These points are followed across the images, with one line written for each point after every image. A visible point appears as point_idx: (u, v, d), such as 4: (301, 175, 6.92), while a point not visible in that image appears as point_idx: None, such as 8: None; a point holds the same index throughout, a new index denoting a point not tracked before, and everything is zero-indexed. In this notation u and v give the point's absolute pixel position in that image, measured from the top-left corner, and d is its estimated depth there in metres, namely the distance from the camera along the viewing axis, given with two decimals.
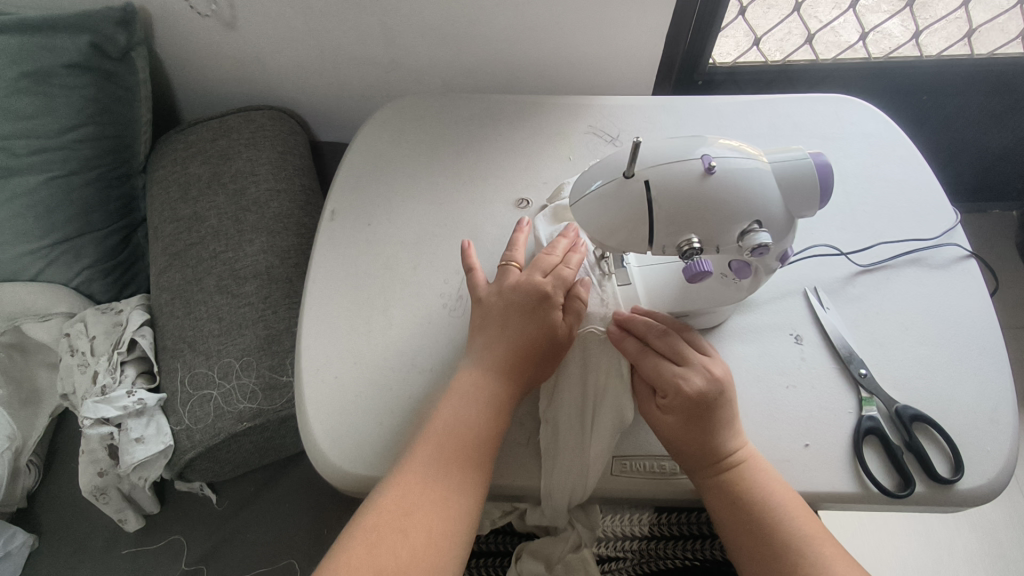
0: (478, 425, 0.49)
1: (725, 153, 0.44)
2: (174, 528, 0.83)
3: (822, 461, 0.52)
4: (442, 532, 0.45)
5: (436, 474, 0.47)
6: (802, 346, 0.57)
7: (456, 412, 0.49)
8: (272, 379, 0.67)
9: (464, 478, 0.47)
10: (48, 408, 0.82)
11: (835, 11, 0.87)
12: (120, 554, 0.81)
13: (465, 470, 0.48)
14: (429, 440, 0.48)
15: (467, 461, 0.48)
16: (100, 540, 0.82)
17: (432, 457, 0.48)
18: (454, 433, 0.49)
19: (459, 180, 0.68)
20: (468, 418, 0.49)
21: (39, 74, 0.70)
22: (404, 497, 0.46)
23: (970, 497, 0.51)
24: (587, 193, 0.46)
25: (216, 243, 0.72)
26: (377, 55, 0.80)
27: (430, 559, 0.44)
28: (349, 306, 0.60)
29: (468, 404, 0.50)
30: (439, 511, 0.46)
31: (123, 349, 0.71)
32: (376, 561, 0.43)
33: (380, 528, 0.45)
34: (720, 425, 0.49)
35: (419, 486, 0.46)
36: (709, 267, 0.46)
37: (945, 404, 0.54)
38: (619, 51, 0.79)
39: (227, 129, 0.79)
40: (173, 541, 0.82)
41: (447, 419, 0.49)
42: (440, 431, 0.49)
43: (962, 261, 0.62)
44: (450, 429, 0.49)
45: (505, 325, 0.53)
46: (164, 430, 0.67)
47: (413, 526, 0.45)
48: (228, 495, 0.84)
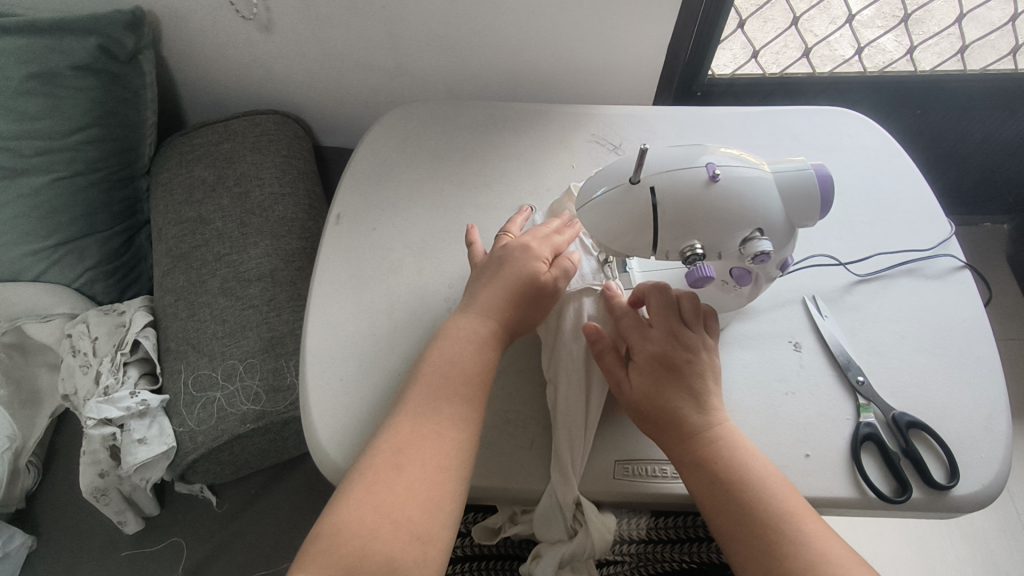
0: (468, 365, 0.50)
1: (728, 161, 0.45)
2: (174, 531, 0.82)
3: (822, 467, 0.53)
4: (443, 469, 0.45)
5: (428, 410, 0.48)
6: (801, 354, 0.58)
7: (451, 355, 0.50)
8: (275, 381, 0.67)
9: (453, 413, 0.48)
10: (47, 408, 0.81)
11: (831, 26, 0.88)
12: (120, 556, 0.81)
13: (458, 403, 0.48)
14: (425, 384, 0.49)
15: (463, 398, 0.48)
16: (99, 541, 0.81)
17: (430, 396, 0.48)
18: (448, 372, 0.49)
19: (463, 185, 0.69)
20: (467, 358, 0.50)
21: (47, 75, 0.70)
22: (400, 442, 0.46)
23: (967, 503, 0.51)
24: (593, 197, 0.46)
25: (221, 246, 0.73)
26: (382, 62, 0.81)
27: (426, 495, 0.44)
28: (354, 307, 0.61)
29: (464, 349, 0.50)
30: (440, 448, 0.46)
31: (126, 350, 0.70)
32: (373, 499, 0.43)
33: (378, 470, 0.44)
34: (688, 387, 0.50)
35: (413, 426, 0.47)
36: (712, 273, 0.47)
37: (939, 411, 0.55)
38: (621, 61, 0.80)
39: (232, 132, 0.80)
40: (173, 543, 0.81)
41: (442, 361, 0.50)
42: (435, 370, 0.50)
43: (956, 272, 0.63)
44: (446, 369, 0.50)
45: (501, 277, 0.54)
46: (167, 431, 0.67)
47: (407, 461, 0.45)
48: (229, 496, 0.83)
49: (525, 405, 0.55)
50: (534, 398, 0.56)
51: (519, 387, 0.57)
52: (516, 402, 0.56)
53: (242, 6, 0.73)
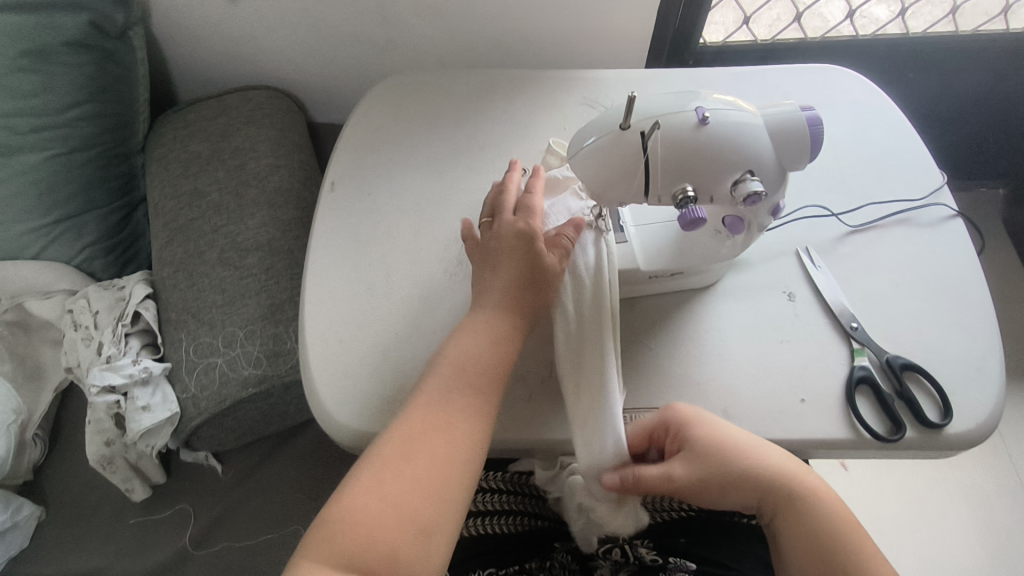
0: (484, 360, 0.49)
1: (717, 105, 0.45)
2: (181, 499, 0.78)
3: (816, 411, 0.53)
4: (454, 465, 0.45)
5: (442, 406, 0.47)
6: (795, 303, 0.59)
7: (467, 350, 0.49)
8: (275, 346, 0.64)
9: (471, 407, 0.47)
10: (51, 382, 0.77)
11: None
12: (128, 523, 0.76)
13: (472, 400, 0.48)
14: (440, 375, 0.48)
15: (478, 395, 0.48)
16: (107, 512, 0.76)
17: (448, 387, 0.48)
18: (465, 369, 0.49)
19: (457, 150, 0.69)
20: (483, 354, 0.49)
21: (38, 52, 0.68)
22: (412, 431, 0.46)
23: (960, 440, 0.52)
24: (585, 147, 0.46)
25: (217, 217, 0.72)
26: (374, 35, 0.81)
27: (432, 491, 0.44)
28: (350, 272, 0.61)
29: (476, 345, 0.49)
30: (450, 443, 0.46)
31: (126, 321, 0.68)
32: (379, 490, 0.44)
33: (386, 462, 0.45)
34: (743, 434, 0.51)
35: (424, 419, 0.46)
36: (705, 216, 0.45)
37: (933, 355, 0.56)
38: (613, 26, 0.80)
39: (226, 108, 0.81)
40: (181, 509, 0.77)
41: (458, 357, 0.49)
42: (450, 366, 0.49)
43: (948, 221, 0.63)
44: (462, 366, 0.49)
45: (502, 265, 0.52)
46: (170, 397, 0.64)
47: (416, 456, 0.45)
48: (233, 463, 0.79)
49: (524, 359, 0.56)
50: (533, 353, 0.57)
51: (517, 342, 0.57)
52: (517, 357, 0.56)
53: None
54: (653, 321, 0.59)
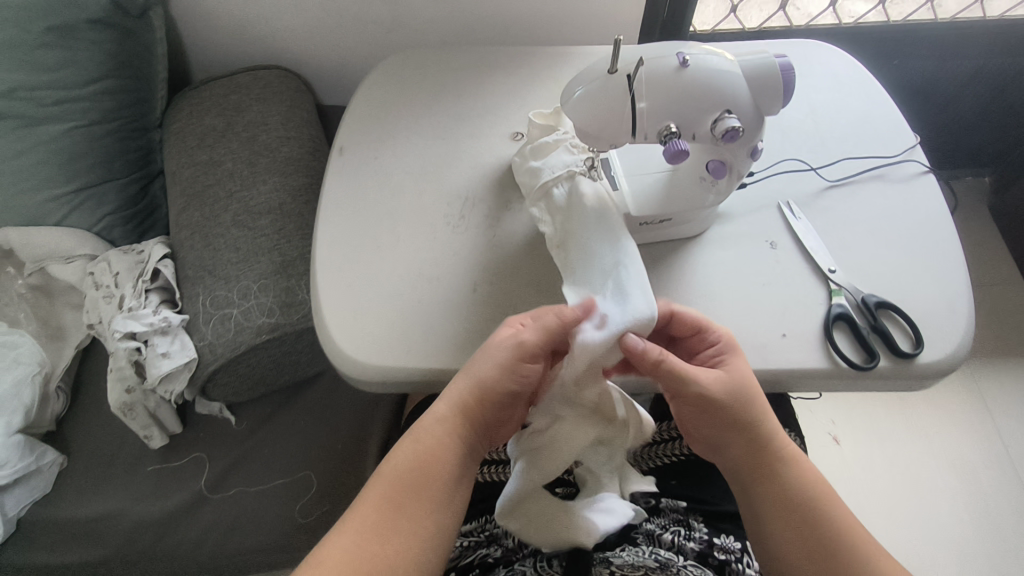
0: (454, 435, 0.52)
1: (697, 51, 0.49)
2: (197, 447, 0.75)
3: (796, 345, 0.57)
4: (433, 529, 0.48)
5: (414, 477, 0.50)
6: (776, 251, 0.63)
7: (437, 425, 0.52)
8: (288, 297, 0.68)
9: (442, 476, 0.50)
10: (73, 341, 0.80)
11: None
12: (145, 470, 0.74)
13: (442, 471, 0.51)
14: (409, 450, 0.51)
15: (448, 464, 0.51)
16: (126, 458, 0.75)
17: (417, 459, 0.50)
18: (433, 441, 0.51)
19: (459, 116, 0.74)
20: (452, 428, 0.52)
21: (64, 28, 0.73)
22: (388, 499, 0.48)
23: (931, 369, 0.56)
24: (575, 95, 0.50)
25: (232, 183, 0.76)
26: (379, 15, 0.86)
27: (415, 550, 0.47)
28: (358, 225, 0.65)
29: (448, 420, 0.51)
30: (427, 510, 0.49)
31: (146, 278, 0.72)
32: (363, 549, 0.46)
33: (366, 525, 0.47)
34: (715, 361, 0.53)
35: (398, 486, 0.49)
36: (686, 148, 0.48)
37: (906, 295, 0.59)
38: (605, 6, 0.84)
39: (239, 85, 0.85)
40: (196, 458, 0.75)
41: (426, 430, 0.52)
42: (420, 438, 0.51)
43: (921, 176, 0.67)
44: (431, 440, 0.51)
45: (493, 358, 0.51)
46: (188, 346, 0.67)
47: (395, 519, 0.48)
48: (247, 414, 0.76)
49: (522, 301, 0.60)
50: (530, 296, 0.60)
51: (516, 286, 0.61)
52: (516, 299, 0.60)
53: None
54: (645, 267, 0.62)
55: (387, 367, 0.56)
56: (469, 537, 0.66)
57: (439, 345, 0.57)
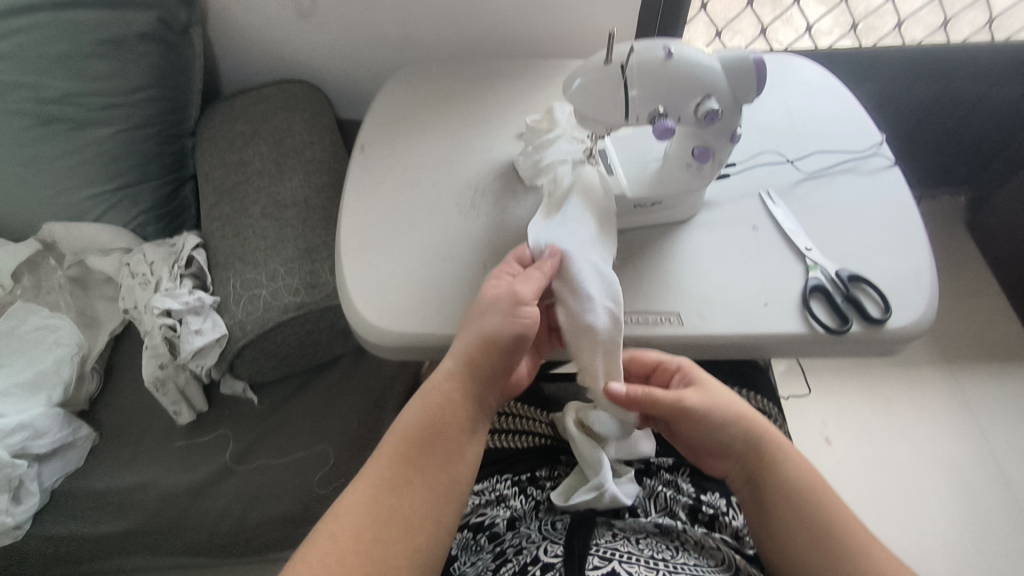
0: (458, 399, 0.54)
1: (680, 44, 0.57)
2: (221, 425, 0.82)
3: (777, 312, 0.63)
4: (442, 490, 0.51)
5: (422, 441, 0.52)
6: (757, 232, 0.69)
7: (444, 389, 0.54)
8: (312, 279, 0.73)
9: (450, 441, 0.53)
10: (107, 328, 0.86)
11: (776, 11, 1.12)
12: (175, 446, 0.81)
13: (448, 434, 0.53)
14: (418, 411, 0.53)
15: (453, 428, 0.53)
16: (154, 436, 0.81)
17: (426, 423, 0.53)
18: (441, 405, 0.54)
19: (469, 120, 0.81)
20: (457, 393, 0.54)
21: (114, 42, 0.82)
22: (398, 460, 0.51)
23: (900, 332, 0.61)
24: (575, 85, 0.57)
25: (261, 181, 0.83)
26: (396, 34, 0.95)
27: (426, 510, 0.50)
28: (379, 211, 0.72)
29: (455, 377, 0.54)
30: (436, 472, 0.52)
31: (181, 264, 0.78)
32: (377, 510, 0.49)
33: (379, 487, 0.50)
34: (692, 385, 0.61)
35: (406, 450, 0.52)
36: (672, 126, 0.57)
37: (876, 270, 0.66)
38: (600, 27, 0.94)
39: (266, 96, 0.93)
40: (219, 435, 0.82)
41: (435, 394, 0.54)
42: (429, 401, 0.54)
43: (887, 169, 0.74)
44: (439, 403, 0.54)
45: (492, 311, 0.55)
46: (219, 324, 0.73)
47: (407, 481, 0.50)
48: (267, 395, 0.84)
49: None
50: None
51: None
52: None
53: None
54: (640, 246, 0.69)
55: (406, 332, 0.62)
56: (479, 496, 0.69)
57: (453, 312, 0.63)
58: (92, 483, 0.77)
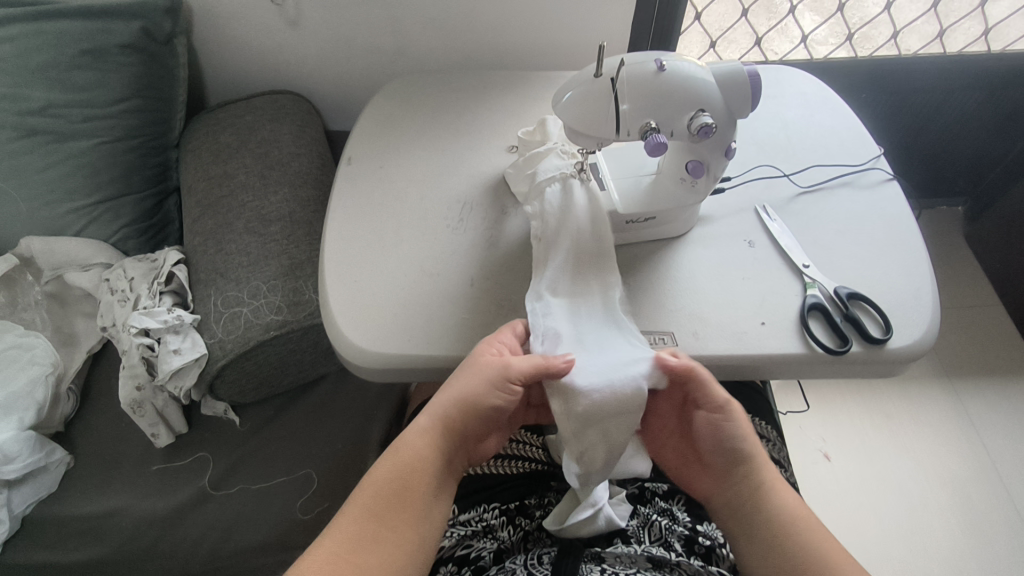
0: (423, 461, 0.53)
1: (674, 58, 0.55)
2: (202, 448, 0.80)
3: (775, 332, 0.61)
4: (404, 555, 0.48)
5: (383, 504, 0.50)
6: (753, 248, 0.67)
7: (410, 450, 0.53)
8: (296, 296, 0.71)
9: (415, 504, 0.51)
10: (85, 347, 0.84)
11: (770, 22, 1.10)
12: (151, 469, 0.78)
13: (413, 497, 0.51)
14: (383, 470, 0.52)
15: (417, 490, 0.51)
16: (132, 459, 0.79)
17: (388, 485, 0.51)
18: (407, 467, 0.52)
19: (458, 132, 0.79)
20: (422, 454, 0.53)
21: (96, 52, 0.80)
22: (356, 522, 0.49)
23: (902, 353, 0.59)
24: (564, 98, 0.55)
25: (244, 194, 0.81)
26: (385, 45, 0.93)
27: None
28: (364, 227, 0.69)
29: (423, 438, 0.54)
30: (400, 535, 0.49)
31: (161, 280, 0.76)
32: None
33: (334, 549, 0.47)
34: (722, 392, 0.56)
35: (367, 512, 0.49)
36: (665, 141, 0.53)
37: (876, 287, 0.64)
38: (592, 37, 0.92)
39: (253, 107, 0.91)
40: (199, 458, 0.80)
41: (401, 455, 0.53)
42: (394, 463, 0.52)
43: (885, 183, 0.73)
44: (404, 466, 0.52)
45: (475, 377, 0.53)
46: (199, 343, 0.70)
47: (366, 543, 0.48)
48: (250, 415, 0.82)
49: (517, 293, 0.64)
50: (523, 290, 0.64)
51: (511, 281, 0.65)
52: (512, 291, 0.64)
53: None
54: (633, 263, 0.67)
55: (390, 353, 0.59)
56: (466, 527, 0.66)
57: (439, 332, 0.61)
58: (65, 509, 0.74)
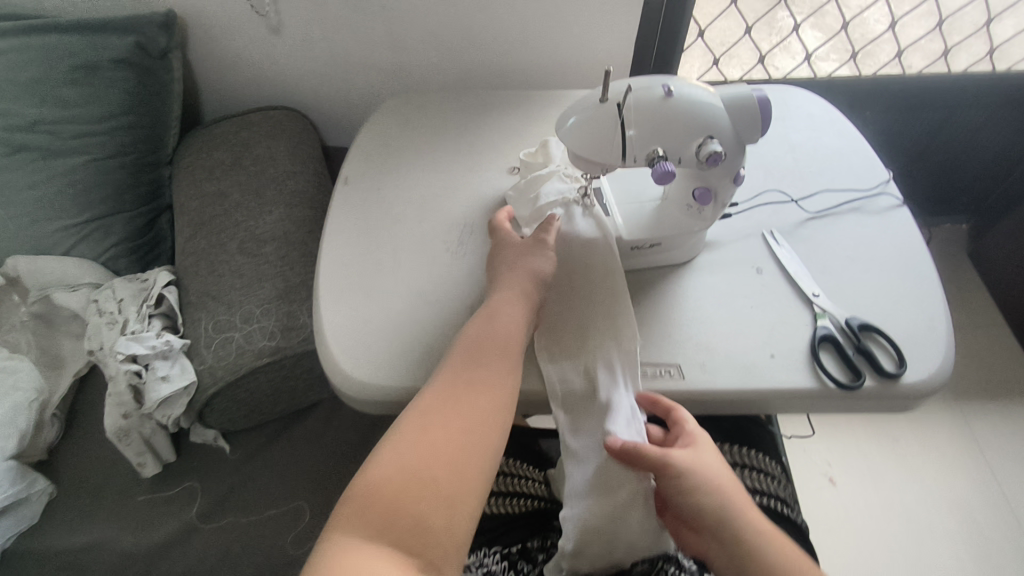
0: (507, 348, 0.55)
1: (682, 83, 0.53)
2: (190, 477, 0.78)
3: (785, 365, 0.59)
4: (482, 447, 0.50)
5: (469, 392, 0.52)
6: (762, 276, 0.65)
7: (494, 335, 0.55)
8: (289, 321, 0.69)
9: (496, 393, 0.52)
10: (71, 369, 0.81)
11: (775, 39, 1.09)
12: (137, 501, 0.76)
13: (495, 387, 0.53)
14: (465, 353, 0.54)
15: (499, 380, 0.53)
16: (117, 488, 0.76)
17: (472, 370, 0.53)
18: (492, 350, 0.54)
19: (458, 152, 0.78)
20: (505, 342, 0.55)
21: (88, 67, 0.79)
22: (440, 409, 0.51)
23: (917, 388, 0.57)
24: (568, 123, 0.54)
25: (238, 214, 0.79)
26: (384, 62, 0.92)
27: (463, 470, 0.48)
28: (360, 250, 0.67)
29: (505, 324, 0.56)
30: (478, 426, 0.50)
31: (151, 303, 0.74)
32: (417, 461, 0.47)
33: (419, 438, 0.49)
34: (689, 449, 0.55)
35: (453, 397, 0.51)
36: (673, 169, 0.52)
37: (889, 318, 0.62)
38: (595, 56, 0.91)
39: (249, 124, 0.89)
40: (187, 489, 0.78)
41: (483, 340, 0.54)
42: (479, 347, 0.54)
43: (896, 208, 0.71)
44: (487, 349, 0.54)
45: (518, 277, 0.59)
46: (188, 369, 0.68)
47: (447, 429, 0.49)
48: (241, 442, 0.80)
49: None
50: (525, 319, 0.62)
51: None
52: None
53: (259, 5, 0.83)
54: (639, 291, 0.65)
55: (386, 385, 0.57)
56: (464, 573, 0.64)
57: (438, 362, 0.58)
58: (45, 543, 0.71)
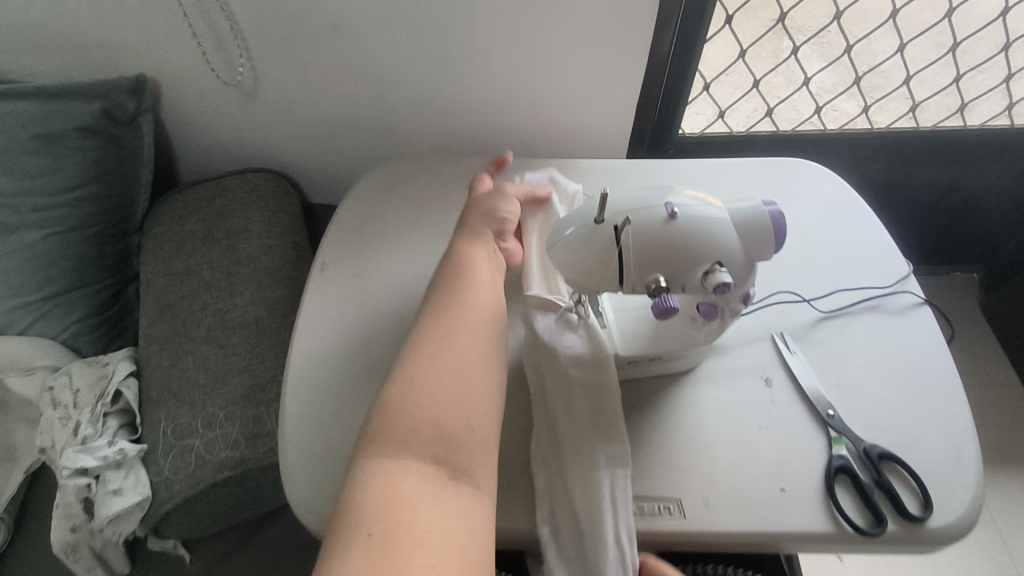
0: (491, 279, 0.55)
1: (689, 202, 0.48)
2: None
3: (797, 502, 0.53)
4: (488, 366, 0.48)
5: (466, 320, 0.50)
6: (771, 389, 0.60)
7: (480, 269, 0.55)
8: (255, 428, 0.64)
9: (488, 314, 0.52)
10: (22, 464, 0.75)
11: (790, 88, 1.01)
12: None
13: (488, 310, 0.52)
14: (452, 286, 0.53)
15: (492, 302, 0.53)
16: None
17: (460, 297, 0.52)
18: (478, 279, 0.54)
19: (444, 232, 0.72)
20: (488, 274, 0.54)
21: (50, 136, 0.74)
22: (439, 336, 0.49)
23: (944, 534, 0.52)
24: (564, 236, 0.49)
25: (206, 296, 0.74)
26: (370, 123, 0.86)
27: (477, 382, 0.47)
28: (333, 351, 0.62)
29: (482, 256, 0.56)
30: (481, 343, 0.49)
31: (106, 401, 0.68)
32: (427, 384, 0.45)
33: (420, 369, 0.47)
34: None
35: (449, 326, 0.49)
36: (677, 304, 0.47)
37: (913, 446, 0.56)
38: (594, 120, 0.85)
39: (223, 189, 0.83)
40: None
41: (470, 272, 0.54)
42: (464, 280, 0.53)
43: (916, 308, 0.65)
44: (473, 278, 0.53)
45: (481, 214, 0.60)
46: (143, 480, 0.63)
47: (446, 354, 0.47)
48: (201, 552, 0.73)
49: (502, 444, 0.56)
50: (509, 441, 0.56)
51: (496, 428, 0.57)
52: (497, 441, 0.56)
53: (224, 73, 0.79)
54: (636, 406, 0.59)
55: None
56: None
57: None
58: None
